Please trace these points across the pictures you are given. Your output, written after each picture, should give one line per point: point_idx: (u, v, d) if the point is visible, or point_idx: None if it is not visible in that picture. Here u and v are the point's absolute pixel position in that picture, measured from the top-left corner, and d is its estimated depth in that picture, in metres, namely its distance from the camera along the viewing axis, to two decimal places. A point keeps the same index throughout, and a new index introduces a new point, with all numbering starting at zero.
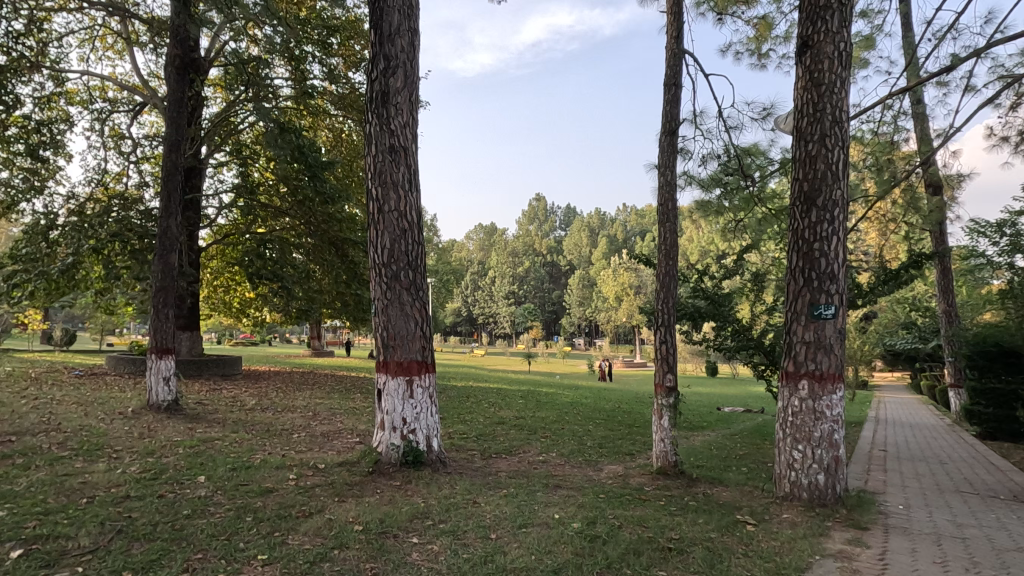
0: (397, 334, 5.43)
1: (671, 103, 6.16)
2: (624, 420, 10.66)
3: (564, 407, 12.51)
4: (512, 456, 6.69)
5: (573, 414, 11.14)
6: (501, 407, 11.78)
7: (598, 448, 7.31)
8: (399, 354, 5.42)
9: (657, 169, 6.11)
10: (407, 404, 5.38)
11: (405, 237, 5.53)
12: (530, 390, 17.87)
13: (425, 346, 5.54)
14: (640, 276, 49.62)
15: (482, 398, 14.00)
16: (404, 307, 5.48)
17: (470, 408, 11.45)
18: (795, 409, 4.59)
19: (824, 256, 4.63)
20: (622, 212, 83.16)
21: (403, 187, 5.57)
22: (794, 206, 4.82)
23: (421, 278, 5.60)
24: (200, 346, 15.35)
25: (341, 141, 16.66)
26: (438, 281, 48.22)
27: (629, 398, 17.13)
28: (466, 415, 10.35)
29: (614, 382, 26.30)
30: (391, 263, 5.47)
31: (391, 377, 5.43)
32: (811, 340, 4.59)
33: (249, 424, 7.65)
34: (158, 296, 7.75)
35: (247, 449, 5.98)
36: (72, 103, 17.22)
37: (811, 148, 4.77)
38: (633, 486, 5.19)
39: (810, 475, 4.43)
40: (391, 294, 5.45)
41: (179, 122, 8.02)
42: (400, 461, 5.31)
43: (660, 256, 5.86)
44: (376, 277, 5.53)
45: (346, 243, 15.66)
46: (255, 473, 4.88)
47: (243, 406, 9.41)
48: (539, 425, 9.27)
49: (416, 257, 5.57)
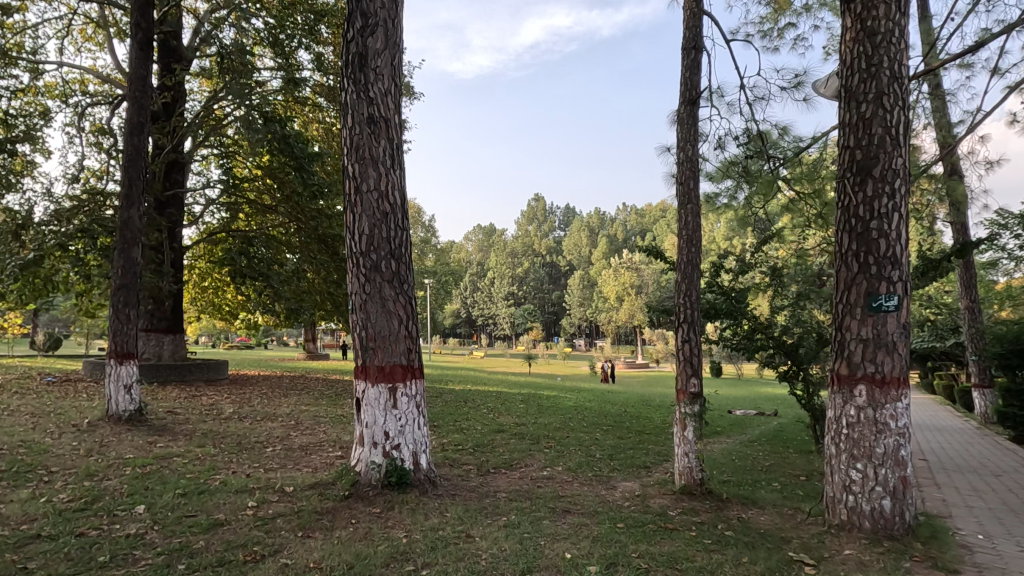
0: (378, 334, 4.67)
1: (690, 68, 5.42)
2: (633, 426, 9.90)
3: (567, 412, 11.75)
4: (513, 471, 5.92)
5: (577, 420, 10.39)
6: (501, 413, 11.02)
7: (608, 461, 6.54)
8: (380, 357, 4.66)
9: (676, 144, 5.36)
10: (390, 416, 4.64)
11: (387, 222, 4.77)
12: (532, 393, 17.13)
13: (411, 348, 4.78)
14: (641, 276, 48.89)
15: (481, 402, 13.25)
16: (385, 303, 4.71)
17: (467, 414, 10.69)
18: (851, 420, 3.83)
19: (884, 237, 3.87)
20: (621, 211, 82.39)
21: (384, 164, 4.82)
22: (845, 179, 4.07)
23: (406, 269, 4.84)
24: (183, 350, 14.66)
25: (331, 134, 15.94)
26: (437, 282, 47.64)
27: (635, 401, 16.38)
28: (462, 422, 9.59)
29: (618, 383, 25.54)
30: (370, 251, 4.70)
31: (371, 385, 4.67)
32: (869, 337, 3.83)
33: (220, 436, 6.89)
34: (119, 294, 6.99)
35: (208, 467, 5.22)
36: (50, 97, 16.48)
37: (864, 109, 4.02)
38: (655, 510, 4.43)
39: (873, 501, 3.68)
40: (371, 287, 4.69)
41: (144, 105, 7.29)
42: (382, 482, 4.55)
43: (682, 243, 5.13)
44: (352, 268, 4.77)
45: (337, 241, 14.90)
46: (207, 501, 4.12)
47: (219, 415, 8.63)
48: (542, 433, 8.52)
49: (399, 244, 4.82)
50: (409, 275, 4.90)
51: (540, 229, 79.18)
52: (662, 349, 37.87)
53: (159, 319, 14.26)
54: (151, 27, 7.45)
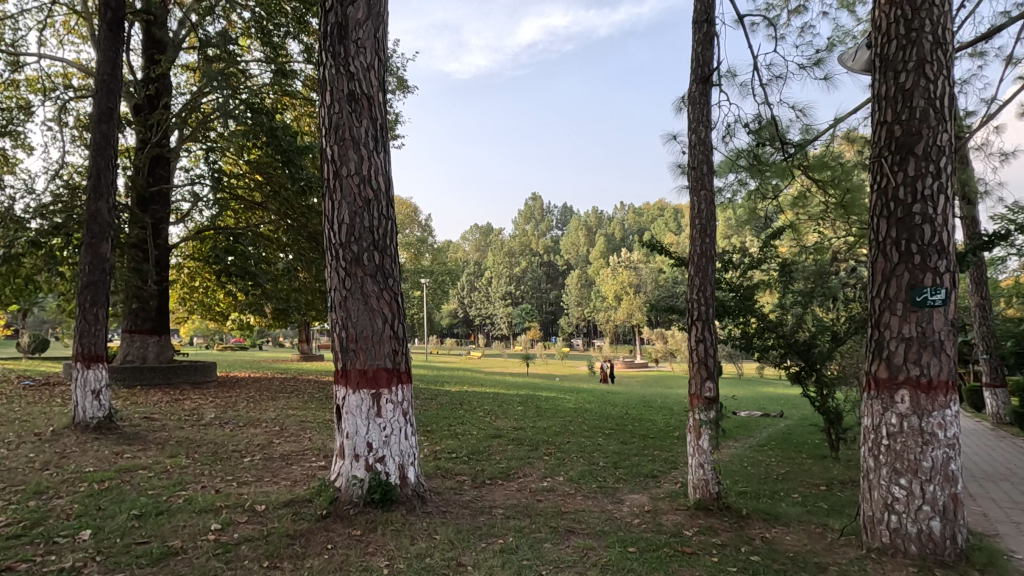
0: (360, 334, 4.20)
1: (702, 43, 4.96)
2: (637, 430, 9.44)
3: (567, 415, 11.29)
4: (511, 482, 5.46)
5: (578, 423, 9.94)
6: (497, 416, 10.55)
7: (613, 470, 6.09)
8: (362, 359, 4.19)
9: (687, 125, 4.91)
10: (374, 425, 4.17)
11: (369, 209, 4.30)
12: (530, 394, 16.67)
13: (397, 351, 4.33)
14: (639, 275, 48.41)
15: (477, 405, 12.79)
16: (367, 300, 4.23)
17: (462, 418, 10.22)
18: (893, 430, 3.38)
19: (928, 223, 3.42)
20: (619, 210, 81.91)
21: (366, 146, 4.36)
22: (882, 159, 3.62)
23: (391, 262, 4.37)
24: (169, 352, 14.13)
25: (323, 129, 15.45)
26: (433, 282, 47.22)
27: (636, 402, 15.92)
28: (457, 426, 9.13)
29: (617, 384, 25.12)
30: (351, 242, 4.24)
31: (352, 391, 4.21)
32: (913, 336, 3.38)
33: (196, 444, 6.41)
34: (85, 293, 6.50)
35: (175, 481, 4.74)
36: (31, 91, 15.93)
37: (903, 80, 3.57)
38: (669, 529, 3.98)
39: (920, 522, 3.23)
40: (352, 282, 4.22)
41: (114, 90, 6.81)
42: (364, 499, 4.09)
43: (694, 233, 4.68)
44: (331, 261, 4.30)
45: None
46: (166, 524, 3.65)
47: (199, 421, 8.14)
48: (541, 438, 8.06)
49: (383, 235, 4.35)
50: (395, 269, 4.44)
51: (537, 228, 78.67)
52: (662, 348, 37.42)
53: (143, 320, 13.75)
54: (121, 6, 6.96)
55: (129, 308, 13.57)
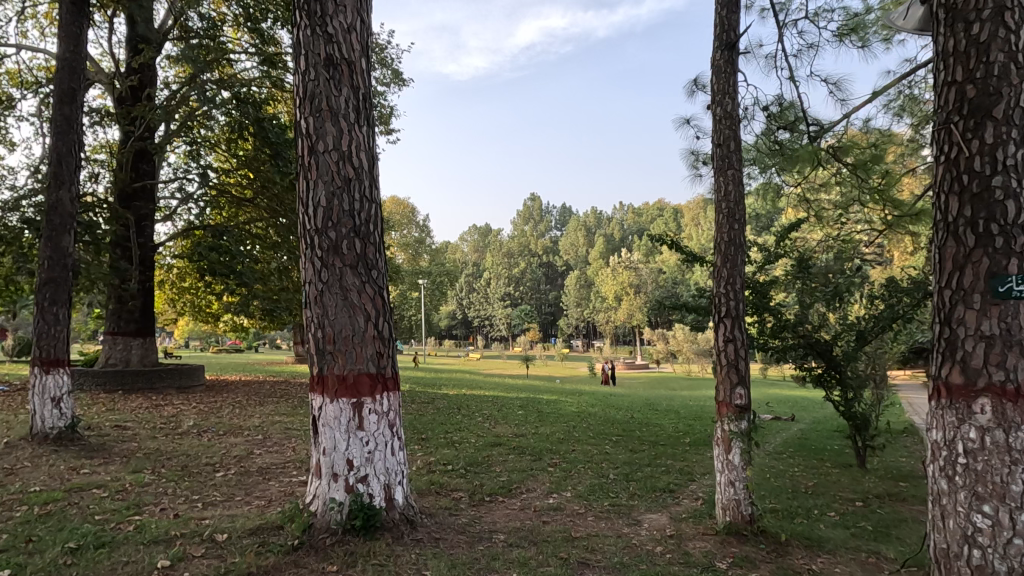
0: (339, 333, 3.64)
1: (727, 3, 4.37)
2: (645, 436, 8.89)
3: (570, 420, 10.74)
4: (513, 500, 4.90)
5: (582, 429, 9.32)
6: (497, 422, 9.95)
7: (625, 483, 5.54)
8: (342, 362, 3.63)
9: (711, 97, 4.34)
10: (355, 439, 3.61)
11: (350, 191, 3.73)
12: (531, 397, 16.07)
13: (382, 353, 3.75)
14: (640, 275, 47.67)
15: (476, 409, 12.24)
16: (348, 294, 3.66)
17: (460, 424, 9.60)
18: (975, 446, 2.81)
19: (1013, 199, 2.81)
20: (619, 210, 81.25)
21: (347, 119, 3.79)
22: (951, 125, 3.03)
23: (374, 251, 3.81)
24: (154, 355, 13.54)
25: None
26: (431, 282, 46.53)
27: (640, 405, 15.34)
28: (454, 433, 8.57)
29: (619, 386, 24.58)
30: (329, 227, 3.67)
31: (330, 400, 3.64)
32: (993, 336, 2.79)
33: (167, 456, 5.85)
34: (44, 290, 5.93)
35: (130, 503, 4.17)
36: (11, 84, 15.34)
37: (976, 30, 2.95)
38: (698, 561, 3.42)
39: (1010, 560, 2.68)
40: (329, 273, 3.65)
41: (77, 69, 6.24)
42: (343, 526, 3.51)
43: (721, 218, 4.12)
44: (306, 249, 3.73)
45: None
46: (104, 562, 3.09)
47: (175, 429, 7.55)
48: (544, 447, 7.50)
49: (365, 220, 3.79)
50: (380, 258, 3.87)
51: (536, 229, 78.01)
52: (664, 349, 36.74)
53: (127, 321, 13.15)
54: None
55: (111, 310, 12.97)
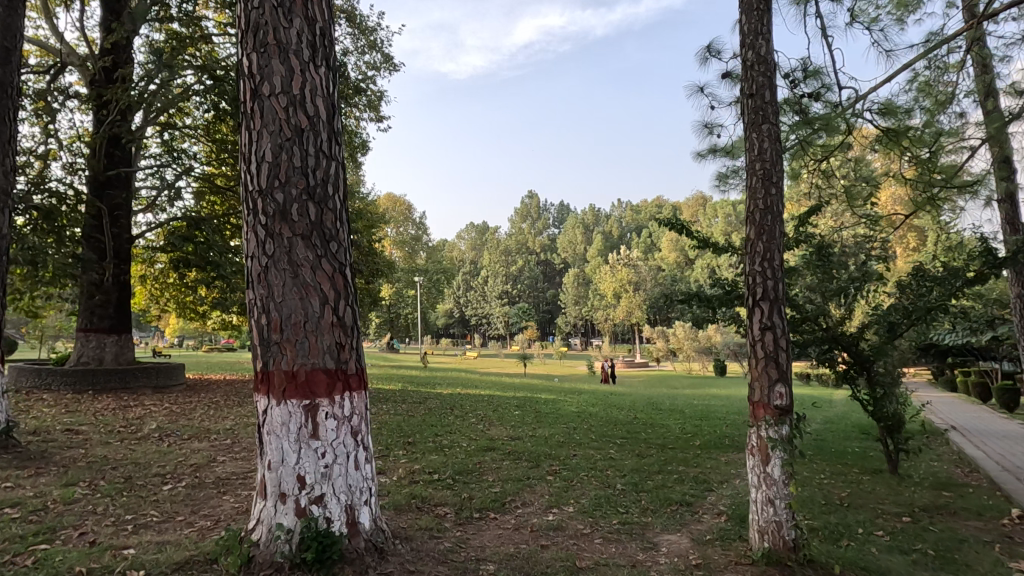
0: (289, 318, 2.93)
1: None
2: (651, 439, 8.24)
3: (570, 421, 10.09)
4: (507, 517, 4.25)
5: (584, 432, 8.62)
6: (492, 424, 9.24)
7: (635, 495, 4.87)
8: (291, 354, 2.92)
9: (740, 41, 3.62)
10: (307, 449, 2.91)
11: (303, 146, 3.03)
12: (527, 397, 15.36)
13: (343, 344, 3.05)
14: (639, 272, 46.91)
15: (470, 410, 11.59)
16: (298, 271, 2.95)
17: (451, 426, 8.89)
18: None
19: None
20: (617, 207, 80.59)
21: (299, 57, 3.07)
22: None
23: (333, 220, 3.09)
24: (131, 353, 12.83)
25: None
26: (427, 280, 45.73)
27: (642, 404, 14.70)
28: (444, 436, 7.91)
29: (619, 384, 23.98)
30: (276, 187, 2.97)
31: (276, 401, 2.93)
32: None
33: (114, 465, 5.14)
34: None
35: (44, 526, 3.47)
36: None
37: None
38: None
39: None
40: (276, 245, 2.95)
41: (14, 28, 5.54)
42: (291, 559, 2.80)
43: (755, 181, 3.42)
44: (248, 215, 3.03)
45: None
46: None
47: (134, 433, 6.83)
48: (542, 451, 6.84)
49: (323, 182, 3.07)
50: (341, 228, 3.16)
51: (533, 227, 77.33)
52: (664, 347, 36.05)
53: (100, 317, 12.41)
54: None
55: (82, 305, 12.23)
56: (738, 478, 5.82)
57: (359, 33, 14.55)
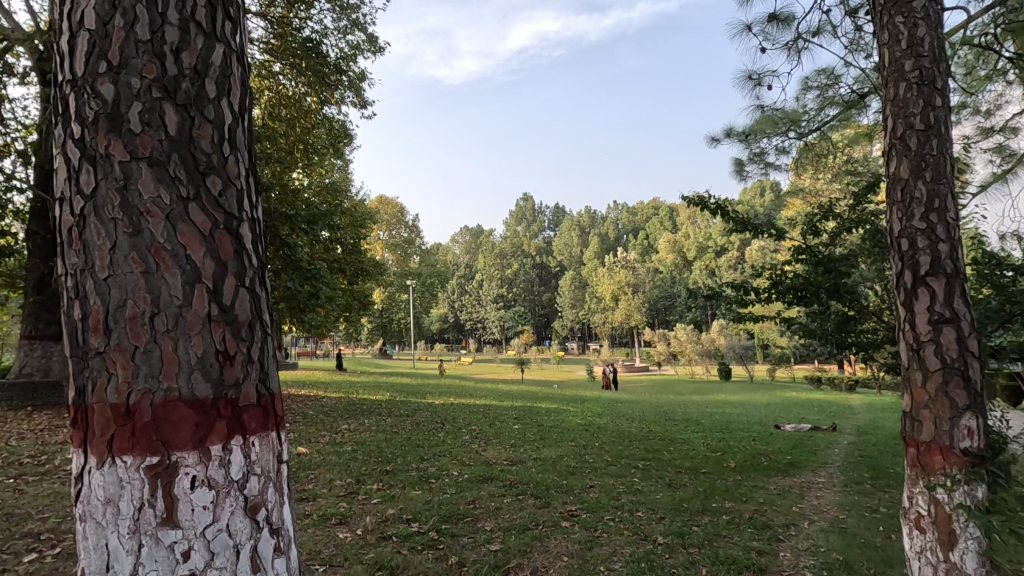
0: (120, 309, 1.63)
1: None
2: (678, 462, 6.97)
3: (578, 437, 8.82)
4: None
5: (597, 453, 7.32)
6: (488, 443, 7.93)
7: (685, 557, 3.61)
8: (124, 373, 1.63)
9: None
10: (157, 543, 1.60)
11: (156, 4, 1.72)
12: (526, 407, 14.09)
13: (231, 353, 1.75)
14: (636, 274, 45.74)
15: (464, 423, 10.29)
16: (140, 222, 1.65)
17: (441, 446, 7.60)
18: None
19: None
20: (612, 209, 79.61)
21: None
22: None
23: (213, 138, 1.79)
24: None
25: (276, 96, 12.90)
26: (420, 283, 44.33)
27: (652, 414, 13.43)
28: (432, 460, 6.62)
29: (621, 391, 22.77)
30: (102, 73, 1.67)
31: (97, 456, 1.63)
32: None
33: None
34: None
35: None
36: None
37: None
38: None
39: None
40: (99, 176, 1.66)
41: None
42: None
43: (908, 89, 2.89)
44: (59, 126, 1.73)
45: (279, 219, 11.47)
46: None
47: (42, 465, 5.43)
48: (552, 483, 5.54)
49: (192, 70, 1.76)
50: (232, 156, 1.86)
51: (528, 229, 76.17)
52: (665, 351, 34.78)
53: (47, 323, 10.94)
54: None
55: (24, 310, 10.78)
56: (807, 521, 4.52)
57: (341, 11, 13.26)
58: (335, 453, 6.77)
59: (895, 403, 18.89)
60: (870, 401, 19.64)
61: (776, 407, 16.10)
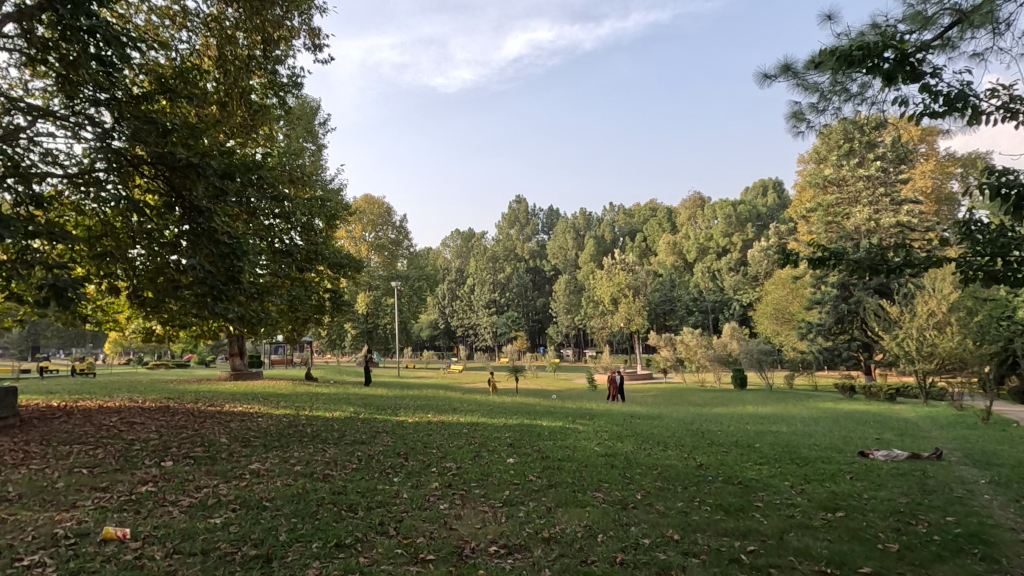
0: None
1: None
2: (800, 541, 3.94)
3: (605, 482, 5.80)
4: None
5: (651, 524, 4.27)
6: (467, 502, 4.86)
7: None
8: None
9: None
10: None
11: None
12: (524, 426, 10.99)
13: None
14: (637, 276, 42.76)
15: (435, 457, 7.16)
16: None
17: (388, 510, 4.55)
18: None
19: None
20: (608, 211, 76.67)
21: None
22: None
23: None
24: None
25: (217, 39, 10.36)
26: (408, 286, 41.35)
27: (688, 435, 10.39)
28: (355, 550, 3.55)
29: (630, 403, 19.79)
30: None
31: None
32: None
33: None
34: None
35: None
36: None
37: None
38: None
39: None
40: None
41: None
42: None
43: None
44: None
45: (185, 173, 8.37)
46: None
47: None
48: None
49: None
50: None
51: (521, 232, 73.17)
52: (671, 357, 31.64)
53: None
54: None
55: None
56: None
57: None
58: (181, 537, 3.65)
59: (957, 415, 15.97)
60: (925, 413, 16.71)
61: (830, 423, 13.01)
